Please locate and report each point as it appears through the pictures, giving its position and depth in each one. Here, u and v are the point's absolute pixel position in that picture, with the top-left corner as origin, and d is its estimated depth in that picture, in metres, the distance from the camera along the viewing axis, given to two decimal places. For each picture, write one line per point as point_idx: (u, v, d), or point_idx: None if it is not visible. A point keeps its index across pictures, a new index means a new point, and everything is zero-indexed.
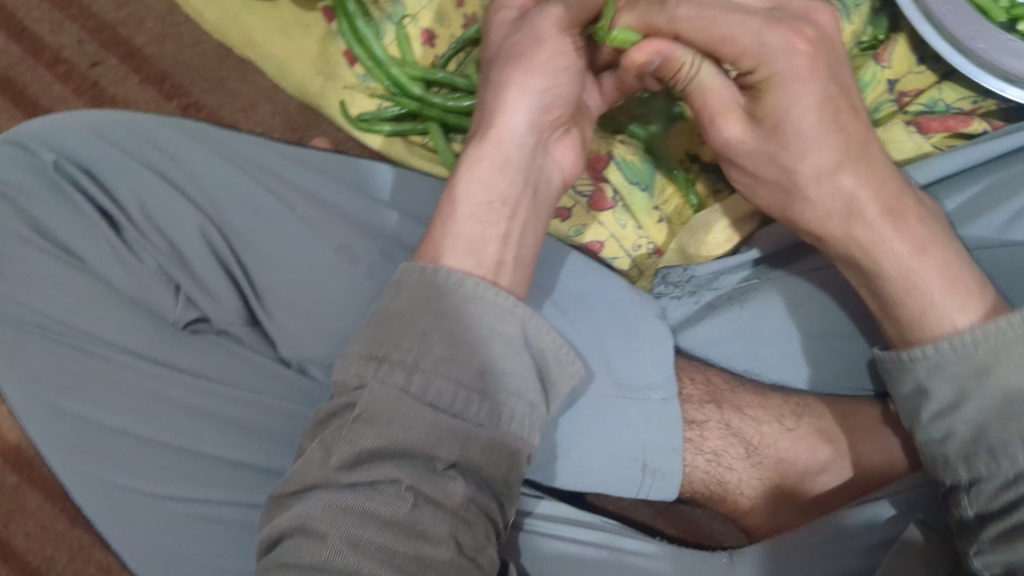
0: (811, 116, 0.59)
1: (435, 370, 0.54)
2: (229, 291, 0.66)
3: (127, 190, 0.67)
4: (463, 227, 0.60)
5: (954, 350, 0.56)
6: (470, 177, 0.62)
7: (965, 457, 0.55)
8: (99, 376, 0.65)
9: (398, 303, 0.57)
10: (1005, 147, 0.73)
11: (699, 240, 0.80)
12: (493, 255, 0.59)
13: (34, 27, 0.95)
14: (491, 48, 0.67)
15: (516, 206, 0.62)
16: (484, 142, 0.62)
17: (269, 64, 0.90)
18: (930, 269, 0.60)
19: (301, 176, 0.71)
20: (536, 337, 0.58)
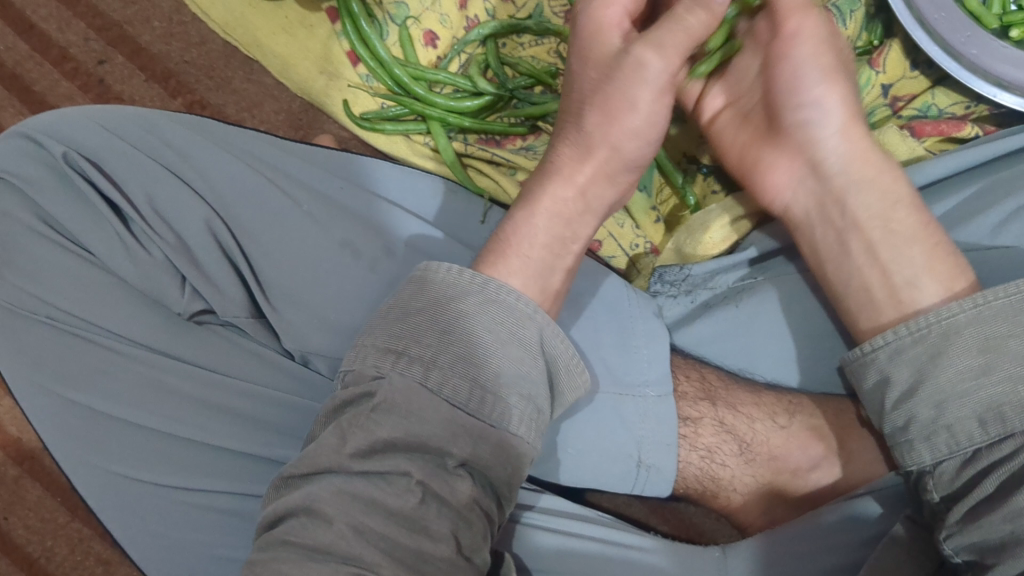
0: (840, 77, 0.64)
1: (450, 367, 0.55)
2: (235, 284, 0.67)
3: (136, 182, 0.67)
4: (536, 253, 0.62)
5: (911, 335, 0.58)
6: (550, 211, 0.63)
7: (928, 440, 0.56)
8: (104, 368, 0.66)
9: (420, 299, 0.58)
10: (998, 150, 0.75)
11: (696, 240, 0.81)
12: (556, 285, 0.63)
13: (41, 25, 0.96)
14: (585, 78, 0.64)
15: (584, 241, 0.65)
16: (571, 183, 0.63)
17: (275, 64, 0.91)
18: (924, 253, 0.61)
19: (305, 173, 0.72)
20: (551, 345, 0.59)
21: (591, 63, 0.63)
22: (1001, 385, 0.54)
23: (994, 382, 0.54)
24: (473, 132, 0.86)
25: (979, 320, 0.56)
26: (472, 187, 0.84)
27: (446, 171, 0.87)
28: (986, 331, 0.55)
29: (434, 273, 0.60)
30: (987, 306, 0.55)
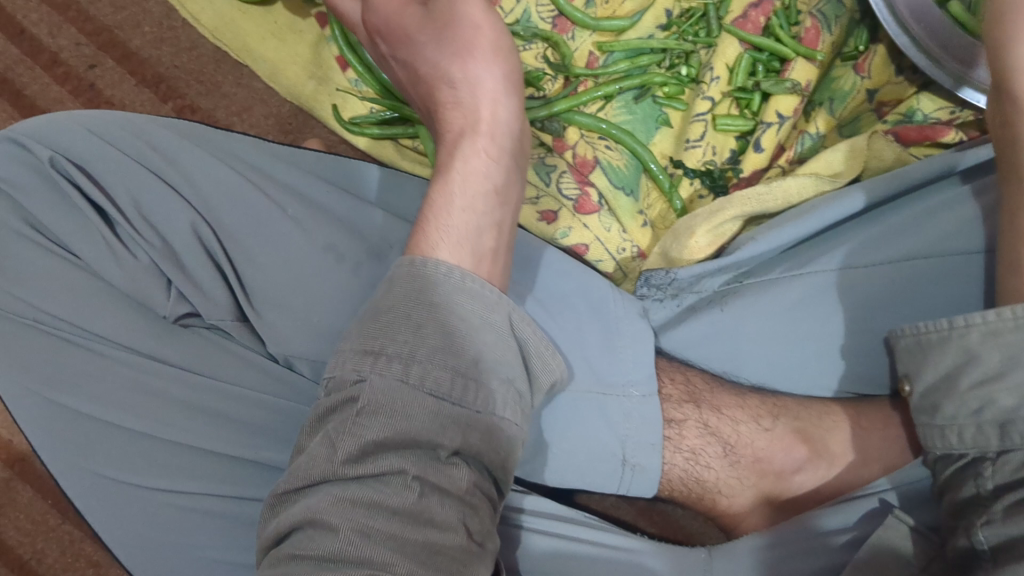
0: None
1: (430, 361, 0.55)
2: (219, 288, 0.67)
3: (122, 187, 0.67)
4: (457, 218, 0.62)
5: (1014, 319, 0.52)
6: (465, 170, 0.64)
7: (998, 427, 0.52)
8: (92, 371, 0.67)
9: (391, 297, 0.58)
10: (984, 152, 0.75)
11: (682, 244, 0.82)
12: (486, 244, 0.63)
13: (32, 29, 0.97)
14: (430, 57, 0.68)
15: (504, 200, 0.66)
16: (477, 134, 0.65)
17: (265, 69, 0.91)
18: None
19: (292, 177, 0.72)
20: (522, 329, 0.60)
21: (446, 23, 0.67)
22: None
23: None
24: None
25: None
26: None
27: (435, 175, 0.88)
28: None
29: (403, 269, 0.60)
30: None
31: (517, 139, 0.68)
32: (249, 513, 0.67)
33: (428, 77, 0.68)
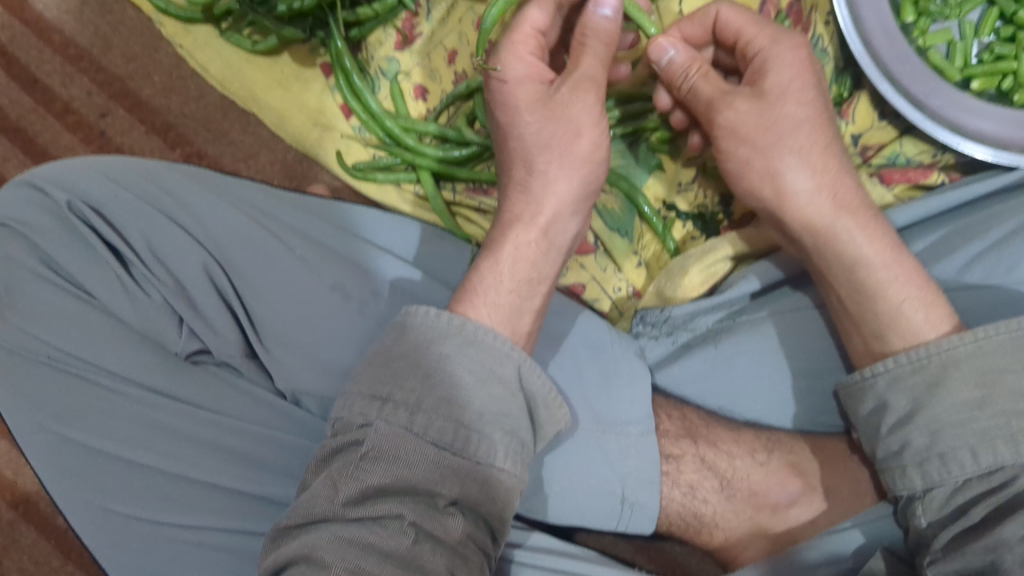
0: (795, 121, 0.67)
1: (435, 411, 0.58)
2: (229, 325, 0.70)
3: (135, 229, 0.70)
4: (506, 296, 0.65)
5: (911, 364, 0.62)
6: (515, 256, 0.66)
7: (920, 466, 0.60)
8: (103, 408, 0.68)
9: (401, 344, 0.61)
10: (962, 196, 0.80)
11: (676, 282, 0.83)
12: (526, 326, 0.65)
13: (44, 79, 0.99)
14: (528, 127, 0.65)
15: (550, 281, 0.68)
16: (533, 225, 0.66)
17: (271, 116, 0.95)
18: (902, 294, 0.65)
19: (299, 221, 0.76)
20: (529, 381, 0.62)
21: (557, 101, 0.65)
22: (997, 418, 0.58)
23: (989, 415, 0.58)
24: (461, 180, 0.89)
25: (978, 353, 0.59)
26: (459, 234, 0.87)
27: (436, 218, 0.90)
28: (986, 365, 0.59)
29: (414, 317, 0.62)
30: (985, 341, 0.59)
31: (569, 237, 0.69)
32: (255, 548, 0.69)
33: (512, 150, 0.67)
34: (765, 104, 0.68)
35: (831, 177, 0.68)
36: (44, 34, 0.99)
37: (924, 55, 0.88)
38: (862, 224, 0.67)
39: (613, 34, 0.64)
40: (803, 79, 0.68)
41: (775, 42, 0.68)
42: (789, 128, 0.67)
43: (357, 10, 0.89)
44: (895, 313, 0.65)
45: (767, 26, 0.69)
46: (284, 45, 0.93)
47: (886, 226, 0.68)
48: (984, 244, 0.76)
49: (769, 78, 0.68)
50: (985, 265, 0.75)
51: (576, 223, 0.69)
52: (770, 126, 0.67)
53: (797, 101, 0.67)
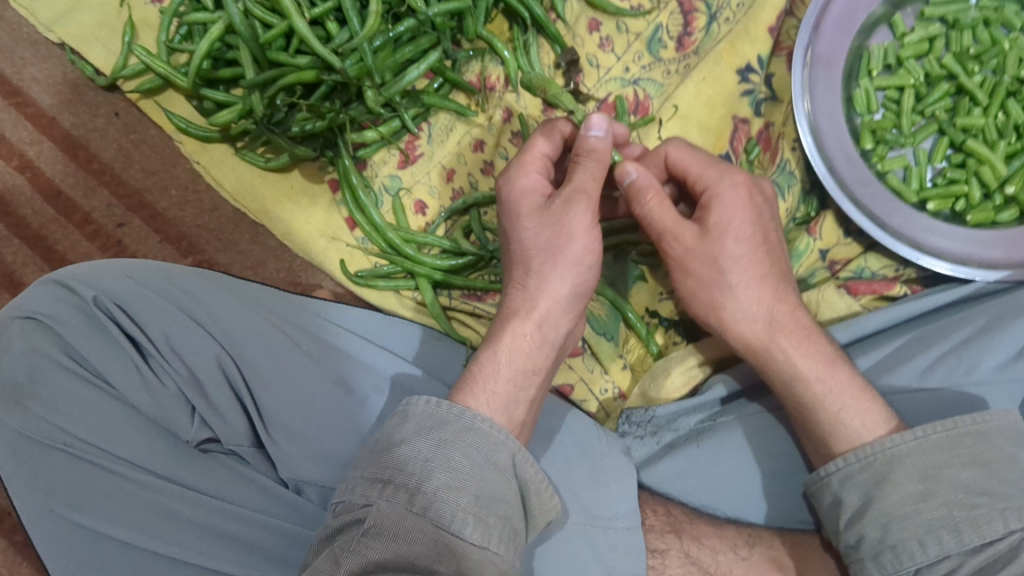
0: (738, 251, 0.74)
1: (436, 494, 0.61)
2: (238, 415, 0.76)
3: (155, 325, 0.75)
4: (502, 386, 0.70)
5: (859, 462, 0.70)
6: (511, 348, 0.71)
7: (875, 557, 0.67)
8: (114, 494, 0.71)
9: (403, 431, 0.65)
10: (900, 313, 0.88)
11: (659, 384, 0.89)
12: (521, 415, 0.70)
13: (68, 192, 1.05)
14: (527, 232, 0.73)
15: (545, 373, 0.73)
16: (528, 321, 0.72)
17: (280, 228, 1.00)
18: (835, 403, 0.74)
19: (305, 320, 0.82)
20: (523, 469, 0.66)
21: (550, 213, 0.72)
22: (939, 508, 0.65)
23: (932, 506, 0.65)
24: (457, 287, 0.96)
25: (917, 450, 0.68)
26: (455, 335, 0.94)
27: (432, 321, 0.96)
28: (926, 461, 0.67)
29: (415, 405, 0.67)
30: (924, 438, 0.68)
31: (563, 334, 0.74)
32: None
33: (515, 255, 0.74)
34: (709, 239, 0.74)
35: (775, 300, 0.76)
36: (70, 149, 1.06)
37: (883, 178, 0.96)
38: (796, 341, 0.76)
39: (603, 153, 0.73)
40: (743, 216, 0.74)
41: (721, 181, 0.75)
42: (729, 263, 0.74)
43: (362, 132, 0.97)
44: (832, 419, 0.73)
45: (716, 163, 0.76)
46: (295, 162, 1.00)
47: (822, 344, 0.76)
48: (935, 354, 0.81)
49: (713, 213, 0.74)
50: (945, 368, 0.80)
51: (568, 321, 0.74)
52: (713, 259, 0.75)
53: (736, 237, 0.74)
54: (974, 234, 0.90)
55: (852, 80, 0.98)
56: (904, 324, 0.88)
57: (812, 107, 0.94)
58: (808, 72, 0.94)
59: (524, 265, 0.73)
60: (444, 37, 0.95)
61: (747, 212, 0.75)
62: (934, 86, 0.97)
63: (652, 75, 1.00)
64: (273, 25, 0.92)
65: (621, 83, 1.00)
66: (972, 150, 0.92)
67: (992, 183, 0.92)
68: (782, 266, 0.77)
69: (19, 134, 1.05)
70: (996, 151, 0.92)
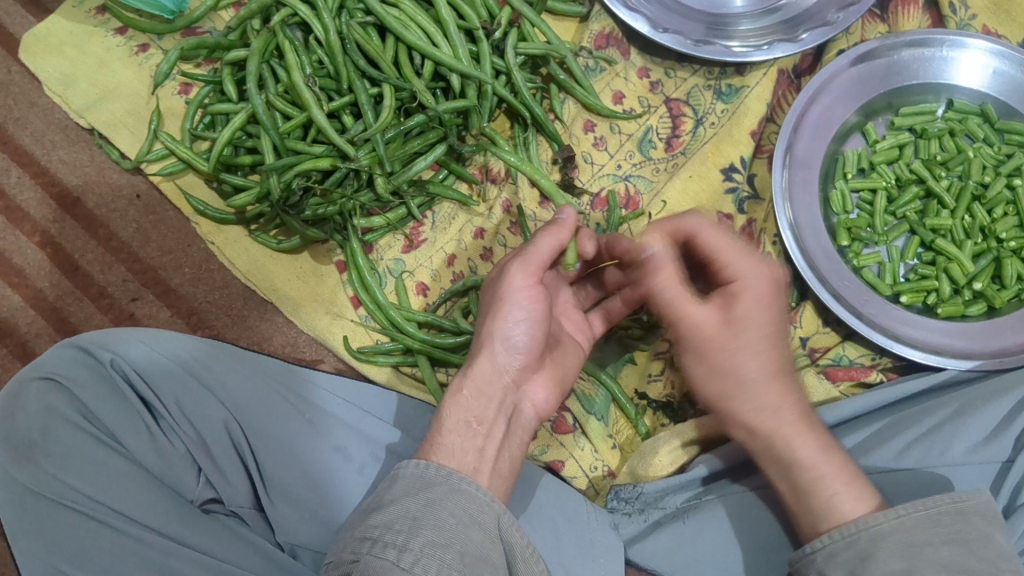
0: (760, 343, 0.74)
1: (421, 551, 0.61)
2: (241, 479, 0.80)
3: (168, 389, 0.79)
4: (447, 437, 0.71)
5: (844, 539, 0.69)
6: (452, 400, 0.73)
7: None
8: (116, 549, 0.73)
9: (394, 493, 0.67)
10: (870, 402, 0.92)
11: (647, 462, 0.93)
12: (470, 463, 0.70)
13: (85, 266, 1.11)
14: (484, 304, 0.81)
15: (492, 425, 0.73)
16: (465, 376, 0.74)
17: (288, 305, 1.05)
18: (836, 488, 0.73)
19: (310, 391, 0.87)
20: (509, 533, 0.67)
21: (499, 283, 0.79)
22: None
23: None
24: (453, 365, 1.01)
25: (900, 528, 0.67)
26: None
27: (428, 397, 1.01)
28: (909, 539, 0.66)
29: (405, 469, 0.68)
30: (906, 516, 0.67)
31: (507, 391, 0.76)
32: None
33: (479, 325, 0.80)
34: (727, 332, 0.74)
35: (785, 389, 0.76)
36: (90, 227, 1.11)
37: (858, 273, 1.02)
38: (797, 431, 0.75)
39: (570, 225, 0.78)
40: (766, 299, 0.73)
41: (748, 272, 0.73)
42: (746, 357, 0.74)
43: (370, 218, 1.04)
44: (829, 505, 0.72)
45: (748, 251, 0.74)
46: (305, 244, 1.06)
47: (822, 432, 0.76)
48: (905, 439, 0.85)
49: (738, 306, 0.73)
50: (919, 451, 0.84)
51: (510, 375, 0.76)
52: (729, 352, 0.74)
53: (761, 333, 0.74)
54: (945, 327, 0.97)
55: (829, 182, 1.05)
56: (874, 413, 0.92)
57: (791, 204, 1.01)
58: (787, 173, 1.02)
59: (479, 329, 0.78)
60: (450, 133, 1.02)
61: (771, 305, 0.73)
62: (904, 189, 1.04)
63: (642, 173, 1.07)
64: (292, 116, 1.00)
65: (613, 179, 1.07)
66: (942, 249, 0.99)
67: (961, 279, 0.98)
68: (784, 353, 0.76)
69: (43, 213, 1.12)
70: (963, 250, 0.99)
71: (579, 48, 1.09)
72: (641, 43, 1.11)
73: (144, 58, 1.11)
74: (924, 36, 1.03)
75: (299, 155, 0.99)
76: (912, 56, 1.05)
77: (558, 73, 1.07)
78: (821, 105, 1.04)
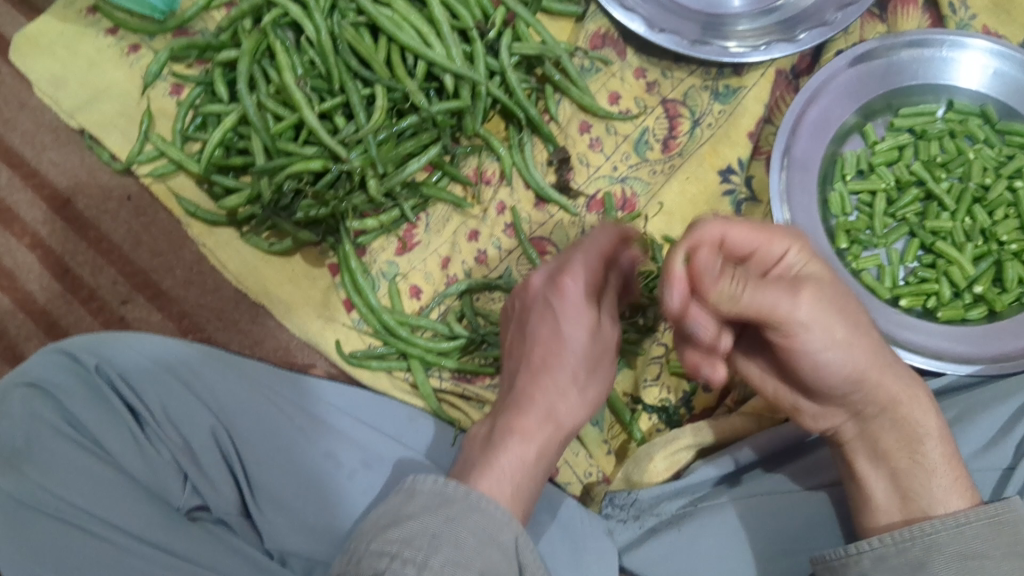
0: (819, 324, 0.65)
1: (442, 570, 0.59)
2: (230, 487, 0.79)
3: (155, 397, 0.79)
4: (511, 469, 0.69)
5: (895, 544, 0.68)
6: (521, 442, 0.71)
7: None
8: (104, 558, 0.71)
9: (410, 507, 0.64)
10: None
11: (642, 468, 0.91)
12: (531, 494, 0.71)
13: (76, 269, 1.09)
14: (540, 331, 0.73)
15: (553, 458, 0.74)
16: (546, 420, 0.72)
17: (280, 308, 1.04)
18: None
19: (298, 396, 0.85)
20: (525, 554, 0.64)
21: (561, 319, 0.72)
22: None
23: None
24: (447, 370, 1.00)
25: (958, 537, 0.66)
26: (445, 416, 0.98)
27: (422, 402, 1.00)
28: (965, 549, 0.65)
29: (421, 484, 0.66)
30: (965, 526, 0.66)
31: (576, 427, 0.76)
32: None
33: (532, 354, 0.74)
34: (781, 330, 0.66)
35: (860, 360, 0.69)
36: (81, 230, 1.10)
37: (857, 276, 1.00)
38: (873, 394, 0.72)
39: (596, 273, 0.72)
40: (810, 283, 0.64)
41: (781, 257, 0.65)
42: (806, 347, 0.67)
43: (363, 220, 1.02)
44: None
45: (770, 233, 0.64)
46: (298, 247, 1.04)
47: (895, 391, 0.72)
48: None
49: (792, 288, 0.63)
50: None
51: (585, 413, 0.75)
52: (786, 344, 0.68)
53: (825, 310, 0.65)
54: (945, 330, 0.95)
55: (828, 183, 1.04)
56: None
57: (789, 206, 0.99)
58: (785, 175, 1.00)
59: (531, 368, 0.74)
60: (444, 134, 1.01)
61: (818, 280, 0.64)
62: (904, 191, 1.03)
63: (639, 174, 1.06)
64: (283, 117, 0.99)
65: (609, 181, 1.06)
66: (942, 251, 0.98)
67: (961, 283, 0.97)
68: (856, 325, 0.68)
69: (34, 215, 1.10)
70: (964, 253, 0.97)
71: (575, 48, 1.08)
72: (637, 43, 1.10)
73: (134, 58, 1.09)
74: (924, 37, 1.02)
75: (290, 156, 0.98)
76: (912, 57, 1.03)
77: (554, 73, 1.04)
78: (820, 105, 1.02)
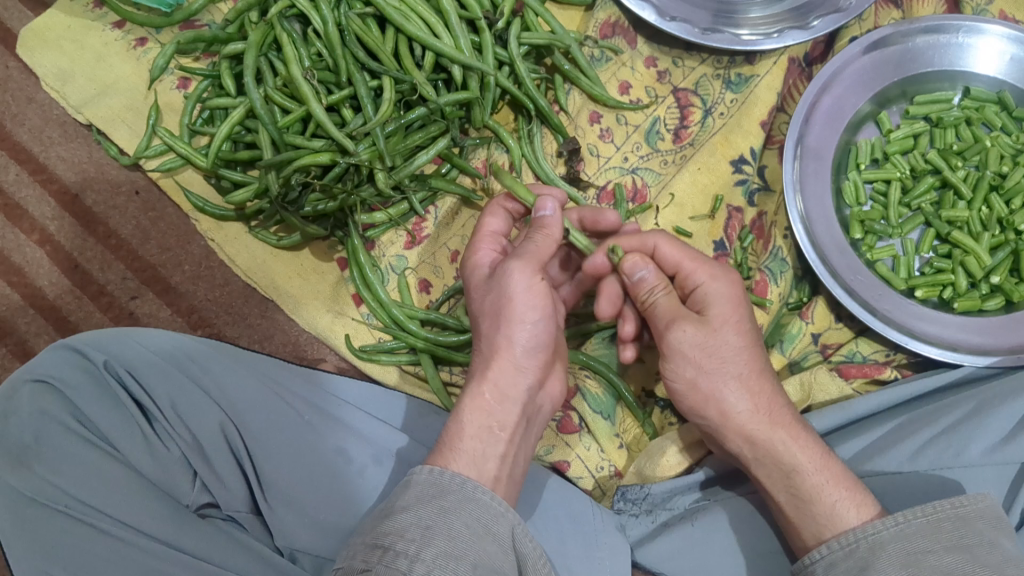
0: (732, 350, 0.75)
1: (434, 561, 0.58)
2: (239, 484, 0.78)
3: (162, 390, 0.78)
4: (466, 444, 0.68)
5: (843, 549, 0.69)
6: (472, 405, 0.70)
7: None
8: (105, 552, 0.71)
9: (406, 499, 0.63)
10: (880, 400, 0.90)
11: (655, 462, 0.91)
12: (491, 470, 0.68)
13: (85, 264, 1.09)
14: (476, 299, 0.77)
15: (513, 430, 0.70)
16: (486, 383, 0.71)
17: (290, 303, 1.03)
18: (831, 496, 0.73)
19: (307, 391, 0.85)
20: (522, 544, 0.64)
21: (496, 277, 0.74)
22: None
23: None
24: (457, 364, 1.00)
25: (898, 535, 0.66)
26: None
27: (433, 396, 0.99)
28: (909, 546, 0.65)
29: (419, 476, 0.65)
30: (904, 523, 0.66)
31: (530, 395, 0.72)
32: None
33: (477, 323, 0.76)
34: (711, 329, 0.75)
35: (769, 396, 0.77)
36: (89, 225, 1.10)
37: (872, 267, 0.99)
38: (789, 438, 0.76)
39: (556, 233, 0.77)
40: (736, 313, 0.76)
41: (715, 277, 0.77)
42: (731, 354, 0.75)
43: (371, 214, 1.01)
44: (828, 512, 0.72)
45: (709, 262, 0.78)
46: (307, 241, 1.04)
47: (815, 440, 0.77)
48: (918, 439, 0.83)
49: (712, 307, 0.76)
50: (935, 452, 0.81)
51: (527, 378, 0.72)
52: (713, 351, 0.75)
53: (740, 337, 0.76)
54: (962, 321, 0.94)
55: (841, 172, 1.03)
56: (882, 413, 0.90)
57: (802, 195, 0.98)
58: (798, 165, 0.99)
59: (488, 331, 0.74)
60: (452, 126, 1.01)
61: (739, 305, 0.76)
62: (919, 180, 1.01)
63: (650, 165, 1.05)
64: (290, 110, 0.97)
65: (620, 172, 1.04)
66: (958, 242, 0.96)
67: (978, 273, 0.95)
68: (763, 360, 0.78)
69: (42, 210, 1.10)
70: (980, 243, 0.95)
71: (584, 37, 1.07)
72: (648, 31, 1.08)
73: (141, 52, 1.09)
74: (940, 23, 1.00)
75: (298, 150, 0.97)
76: (927, 43, 1.02)
77: (563, 63, 1.04)
78: (833, 94, 1.01)
